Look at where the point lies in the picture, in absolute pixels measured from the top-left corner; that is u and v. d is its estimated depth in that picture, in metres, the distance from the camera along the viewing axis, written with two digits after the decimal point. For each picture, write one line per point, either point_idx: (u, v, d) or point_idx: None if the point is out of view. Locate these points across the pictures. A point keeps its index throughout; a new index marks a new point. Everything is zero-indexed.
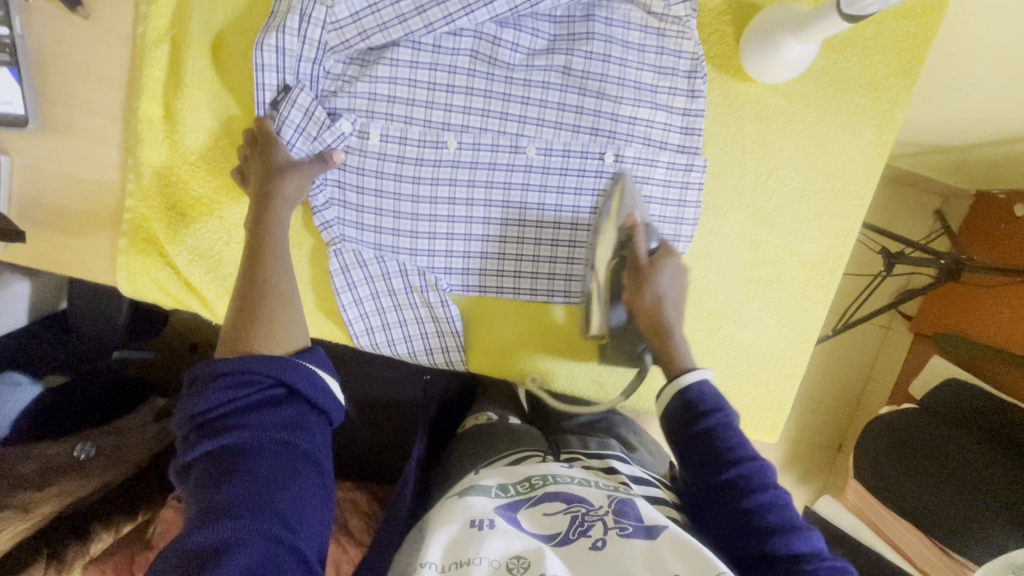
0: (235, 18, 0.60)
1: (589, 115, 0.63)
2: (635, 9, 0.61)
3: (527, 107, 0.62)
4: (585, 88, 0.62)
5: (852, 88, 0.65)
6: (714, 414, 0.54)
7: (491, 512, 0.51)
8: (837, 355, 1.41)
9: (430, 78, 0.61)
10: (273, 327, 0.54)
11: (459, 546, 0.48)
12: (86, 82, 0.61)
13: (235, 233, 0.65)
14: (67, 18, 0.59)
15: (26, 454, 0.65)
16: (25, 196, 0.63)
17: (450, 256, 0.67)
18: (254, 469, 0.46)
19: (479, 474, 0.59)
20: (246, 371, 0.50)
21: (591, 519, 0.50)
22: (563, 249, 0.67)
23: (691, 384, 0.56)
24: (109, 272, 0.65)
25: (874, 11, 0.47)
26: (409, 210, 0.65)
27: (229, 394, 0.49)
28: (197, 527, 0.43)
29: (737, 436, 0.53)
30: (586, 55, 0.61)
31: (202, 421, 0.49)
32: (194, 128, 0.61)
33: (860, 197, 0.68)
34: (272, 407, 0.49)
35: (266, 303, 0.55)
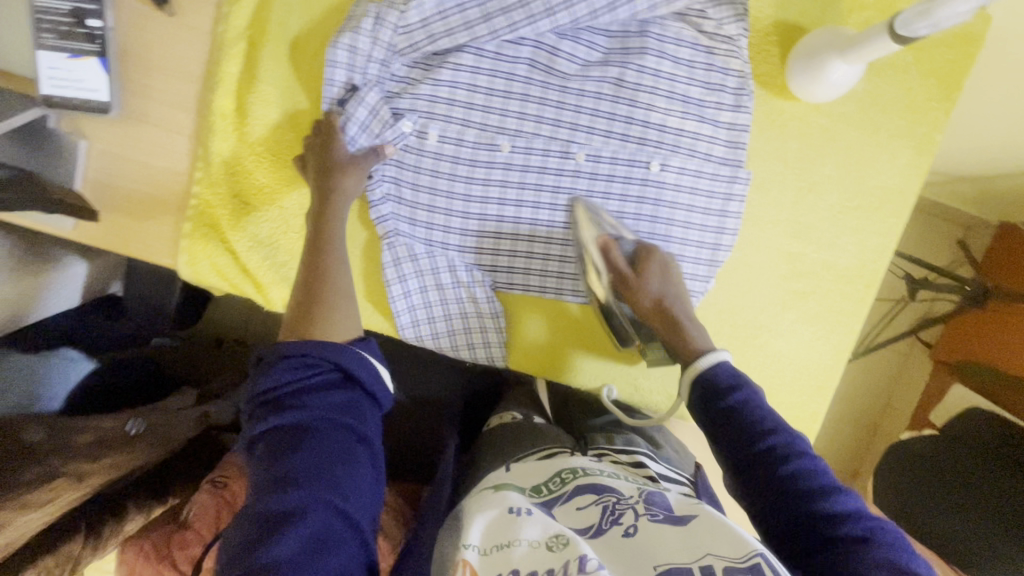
0: (308, 20, 0.64)
1: (637, 125, 0.66)
2: (687, 28, 0.64)
3: (579, 116, 0.66)
4: (636, 100, 0.65)
5: (893, 111, 0.67)
6: (737, 391, 0.52)
7: (527, 503, 0.53)
8: (857, 378, 1.42)
9: (489, 84, 0.64)
10: (331, 315, 0.57)
11: (498, 531, 0.49)
12: (165, 74, 0.64)
13: (295, 223, 0.68)
14: (152, 14, 0.63)
15: (86, 426, 0.67)
16: (98, 179, 0.66)
17: (497, 254, 0.70)
18: (313, 449, 0.47)
19: (510, 472, 0.61)
20: (307, 355, 0.52)
21: (621, 508, 0.51)
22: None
23: (707, 367, 0.55)
24: (171, 255, 0.68)
25: (925, 34, 0.49)
26: (461, 209, 0.68)
27: (293, 376, 0.51)
28: (266, 496, 0.45)
29: (765, 407, 0.51)
30: (639, 68, 0.64)
31: (266, 399, 0.51)
32: (265, 121, 0.65)
33: (897, 216, 0.70)
34: (331, 390, 0.51)
35: (323, 292, 0.58)
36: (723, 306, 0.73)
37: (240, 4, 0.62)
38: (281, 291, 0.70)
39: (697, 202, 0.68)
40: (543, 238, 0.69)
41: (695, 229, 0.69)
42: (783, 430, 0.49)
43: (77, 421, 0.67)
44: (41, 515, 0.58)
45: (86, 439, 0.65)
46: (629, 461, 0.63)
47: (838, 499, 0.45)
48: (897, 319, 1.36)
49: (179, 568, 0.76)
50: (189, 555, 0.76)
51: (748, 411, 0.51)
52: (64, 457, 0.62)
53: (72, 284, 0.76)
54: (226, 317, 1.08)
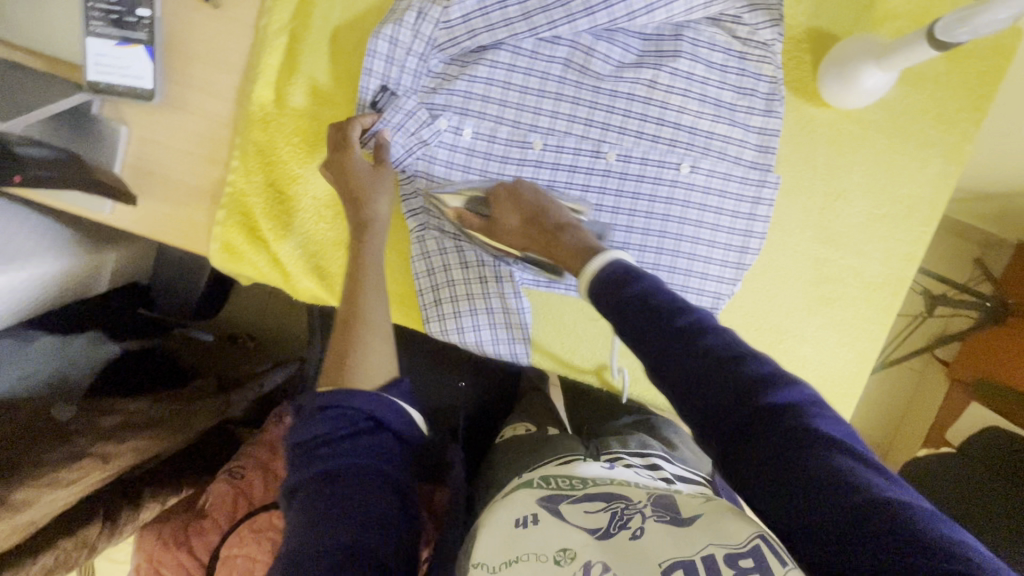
0: (350, 16, 0.65)
1: (669, 128, 0.67)
2: (721, 33, 0.65)
3: (611, 116, 0.66)
4: (668, 102, 0.66)
5: (923, 120, 0.68)
6: (636, 285, 0.48)
7: (535, 505, 0.50)
8: (871, 395, 1.40)
9: (524, 82, 0.65)
10: (365, 355, 0.60)
11: (508, 545, 0.46)
12: (207, 64, 0.66)
13: (326, 213, 0.70)
14: (198, 5, 0.64)
15: (112, 408, 0.67)
16: (136, 166, 0.67)
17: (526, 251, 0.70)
18: (340, 493, 0.51)
19: (525, 476, 0.59)
20: (338, 402, 0.57)
21: (629, 512, 0.46)
22: (632, 253, 0.70)
23: (600, 269, 0.51)
24: (202, 241, 0.69)
25: (964, 41, 0.50)
26: None
27: (325, 424, 0.55)
28: (301, 537, 0.48)
29: (666, 291, 0.46)
30: (672, 71, 0.65)
31: (304, 448, 0.55)
32: (302, 114, 0.66)
33: (925, 224, 0.70)
34: (360, 436, 0.55)
35: (356, 331, 0.61)
36: (749, 310, 0.73)
37: None
38: (309, 281, 0.71)
39: (725, 205, 0.69)
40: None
41: (722, 232, 0.70)
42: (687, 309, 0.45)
43: (104, 403, 0.67)
44: (65, 494, 0.58)
45: (113, 421, 0.66)
46: (644, 463, 0.62)
47: (760, 363, 0.40)
48: (914, 335, 1.35)
49: (195, 555, 0.79)
50: (207, 543, 0.79)
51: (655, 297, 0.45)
52: (91, 438, 0.62)
53: (103, 271, 0.75)
54: (245, 310, 1.08)
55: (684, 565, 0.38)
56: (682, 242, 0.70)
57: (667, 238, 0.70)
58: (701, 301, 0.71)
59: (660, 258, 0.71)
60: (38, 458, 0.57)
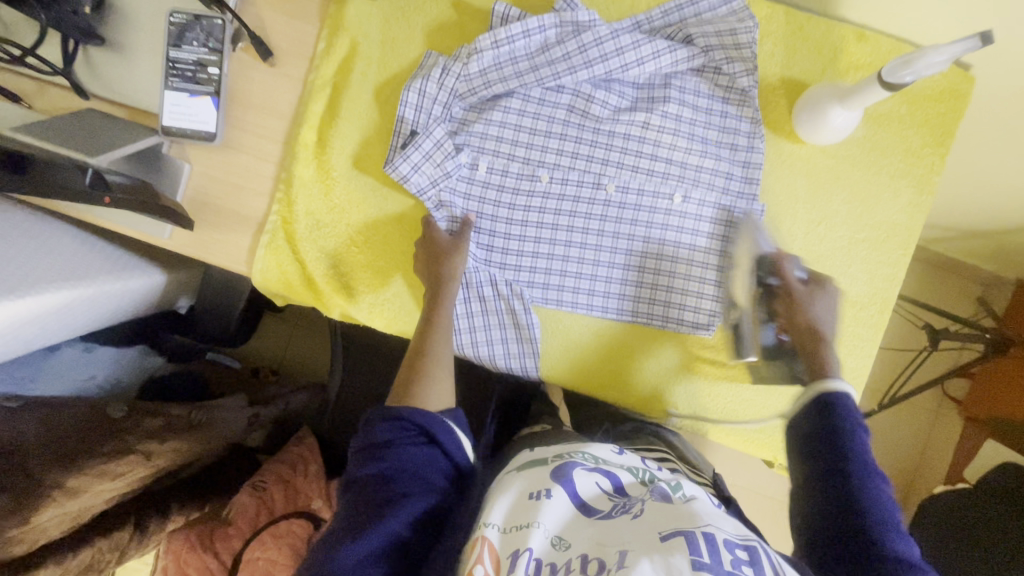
0: (384, 73, 0.76)
1: (662, 163, 0.75)
2: (704, 82, 0.74)
3: (609, 153, 0.75)
4: (660, 141, 0.74)
5: (892, 154, 0.75)
6: (848, 422, 0.57)
7: (550, 482, 0.53)
8: (888, 433, 1.38)
9: (533, 125, 0.75)
10: (429, 385, 0.65)
11: (518, 513, 0.51)
12: (262, 112, 0.77)
13: (357, 239, 0.78)
14: (258, 65, 0.76)
15: (155, 412, 0.75)
16: (195, 198, 0.77)
17: (534, 270, 0.78)
18: (388, 498, 0.55)
19: (536, 451, 0.64)
20: (400, 419, 0.60)
21: (633, 501, 0.52)
22: (631, 275, 0.77)
23: (835, 391, 0.59)
24: (246, 263, 0.77)
25: (911, 80, 0.59)
26: (503, 230, 0.77)
27: (388, 435, 0.59)
28: (350, 534, 0.53)
29: (865, 450, 0.55)
30: (662, 114, 0.74)
31: (366, 451, 0.59)
32: (340, 153, 0.76)
33: (903, 248, 0.76)
34: (415, 450, 0.58)
35: (425, 364, 0.67)
36: None
37: (330, 58, 0.75)
38: (338, 298, 0.78)
39: (717, 230, 0.76)
40: (575, 259, 0.77)
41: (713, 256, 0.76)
42: (869, 465, 0.54)
43: (150, 406, 0.75)
44: (111, 486, 0.65)
45: (157, 422, 0.73)
46: (652, 455, 0.74)
47: (897, 541, 0.49)
48: (922, 371, 1.35)
49: (220, 559, 0.83)
50: (229, 547, 0.83)
51: (848, 441, 0.55)
52: (137, 436, 0.69)
53: (153, 294, 0.84)
54: (272, 339, 1.15)
55: (684, 534, 0.45)
56: (678, 265, 0.77)
57: (664, 260, 0.77)
58: (698, 319, 0.77)
59: (659, 280, 0.77)
60: (92, 448, 0.64)
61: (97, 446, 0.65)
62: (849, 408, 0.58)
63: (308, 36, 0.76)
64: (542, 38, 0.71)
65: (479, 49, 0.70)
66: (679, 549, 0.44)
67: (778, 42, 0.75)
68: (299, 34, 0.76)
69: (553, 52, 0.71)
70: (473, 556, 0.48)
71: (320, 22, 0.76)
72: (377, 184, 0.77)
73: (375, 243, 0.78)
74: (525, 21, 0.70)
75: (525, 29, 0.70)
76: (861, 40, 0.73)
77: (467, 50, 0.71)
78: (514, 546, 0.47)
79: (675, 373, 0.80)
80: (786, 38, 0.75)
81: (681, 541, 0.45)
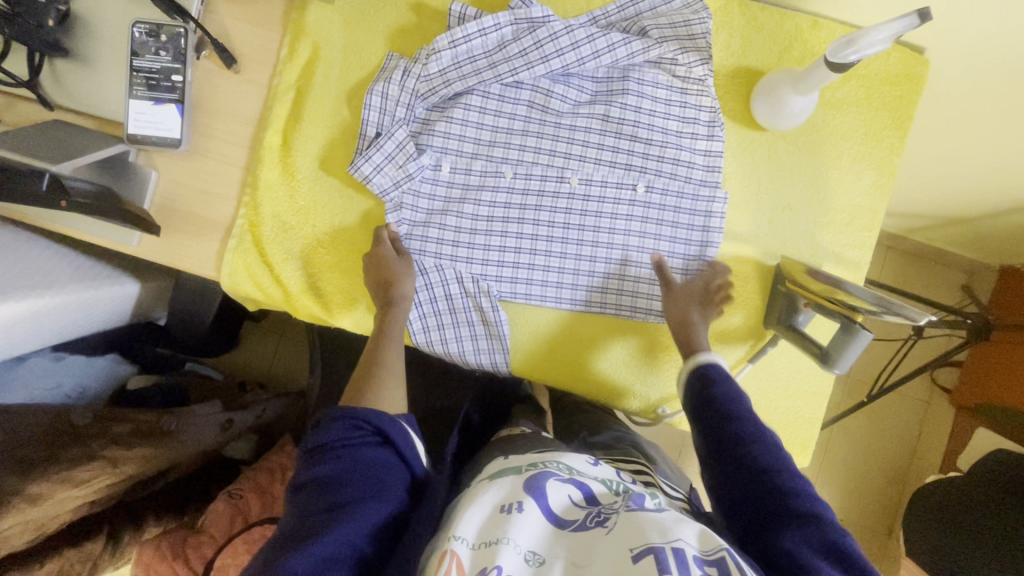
0: (345, 73, 0.77)
1: (624, 154, 0.75)
2: (662, 74, 0.74)
3: (571, 146, 0.76)
4: (622, 133, 0.75)
5: (851, 138, 0.76)
6: (719, 387, 0.64)
7: (522, 494, 0.54)
8: (882, 427, 1.35)
9: (495, 122, 0.76)
10: (380, 393, 0.65)
11: (490, 527, 0.50)
12: (227, 118, 0.78)
13: (325, 240, 0.78)
14: (223, 72, 0.77)
15: (123, 417, 0.74)
16: (163, 204, 0.77)
17: (500, 265, 0.78)
18: (341, 496, 0.54)
19: (509, 459, 0.64)
20: (355, 419, 0.61)
21: (607, 512, 0.53)
22: (598, 266, 0.78)
23: (703, 363, 0.67)
24: (215, 268, 0.78)
25: (855, 60, 0.60)
26: (469, 226, 0.77)
27: (342, 434, 0.59)
28: (301, 536, 0.51)
29: (740, 404, 0.62)
30: (622, 105, 0.75)
31: (317, 452, 0.59)
32: (303, 155, 0.77)
33: (868, 229, 0.77)
34: (369, 450, 0.59)
35: (378, 373, 0.67)
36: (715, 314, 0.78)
37: (293, 62, 0.77)
38: (307, 299, 0.78)
39: (679, 219, 0.76)
40: (541, 252, 0.78)
41: (676, 244, 0.77)
42: (753, 423, 0.60)
43: (118, 412, 0.74)
44: (76, 494, 0.65)
45: (124, 428, 0.73)
46: (630, 468, 0.73)
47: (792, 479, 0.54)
48: (910, 359, 1.34)
49: (192, 569, 0.78)
50: (201, 555, 0.79)
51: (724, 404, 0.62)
52: (101, 442, 0.69)
53: (127, 302, 0.84)
54: (252, 349, 1.15)
55: (654, 553, 0.46)
56: (644, 254, 0.77)
57: (630, 250, 0.77)
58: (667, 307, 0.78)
59: (625, 270, 0.78)
60: (54, 456, 0.64)
61: (63, 454, 0.65)
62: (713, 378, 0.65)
63: (271, 42, 0.77)
64: (498, 35, 0.72)
65: (436, 50, 0.71)
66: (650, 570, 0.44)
67: (733, 32, 0.76)
68: (261, 40, 0.77)
69: (510, 50, 0.72)
70: (440, 570, 0.48)
71: (283, 28, 0.77)
72: (343, 184, 0.78)
73: (342, 244, 0.78)
74: (481, 19, 0.71)
75: (481, 28, 0.71)
76: (814, 27, 0.74)
77: (426, 52, 0.72)
78: (483, 564, 0.47)
79: (646, 364, 0.79)
80: (741, 28, 0.76)
81: (651, 561, 0.45)
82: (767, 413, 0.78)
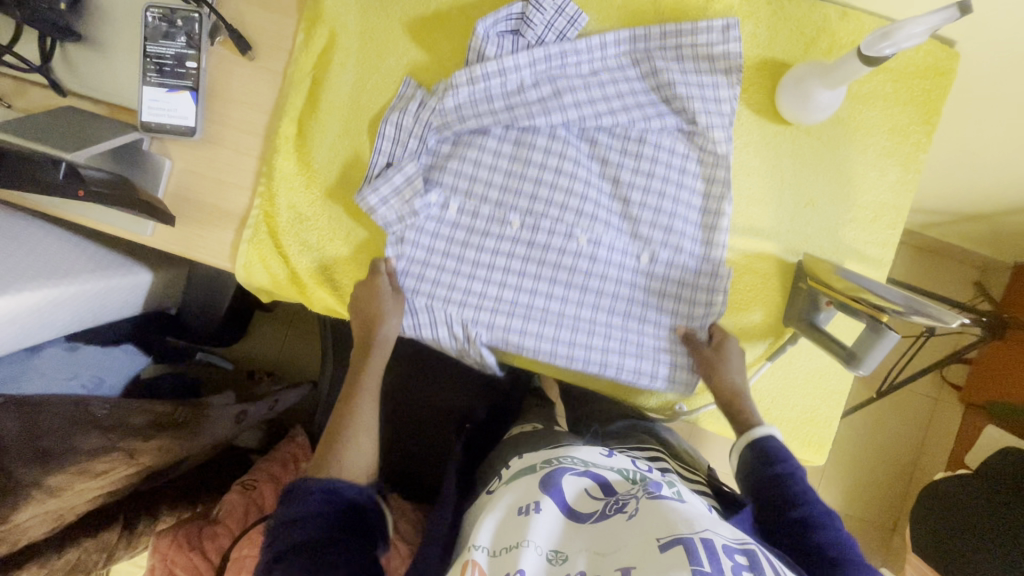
0: (362, 61, 0.76)
1: (631, 222, 0.75)
2: (680, 141, 0.74)
3: (583, 204, 0.74)
4: (632, 198, 0.75)
5: (877, 133, 0.75)
6: (781, 464, 0.62)
7: (538, 494, 0.54)
8: (890, 423, 1.35)
9: (506, 168, 0.74)
10: (350, 454, 0.65)
11: (508, 533, 0.51)
12: (242, 106, 0.76)
13: (340, 233, 0.77)
14: (238, 59, 0.76)
15: (141, 408, 0.74)
16: (176, 193, 0.76)
17: (496, 312, 0.75)
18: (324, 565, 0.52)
19: (524, 460, 0.64)
20: (330, 485, 0.59)
21: (625, 499, 0.54)
22: (597, 328, 0.76)
23: (759, 438, 0.65)
24: (229, 259, 0.77)
25: (890, 53, 0.58)
26: (469, 271, 0.75)
27: (313, 503, 0.57)
28: None
29: (803, 485, 0.60)
30: (636, 169, 0.74)
31: (286, 523, 0.56)
32: (318, 145, 0.76)
33: (891, 227, 0.76)
34: (343, 517, 0.58)
35: (349, 431, 0.66)
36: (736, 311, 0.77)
37: (308, 50, 0.75)
38: (322, 292, 0.78)
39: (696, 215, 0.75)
40: (540, 307, 0.76)
41: (667, 314, 0.76)
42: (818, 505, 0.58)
43: (135, 403, 0.74)
44: (94, 484, 0.65)
45: (142, 419, 0.72)
46: (645, 455, 0.71)
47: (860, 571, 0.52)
48: (921, 356, 1.33)
49: (207, 558, 0.79)
50: (218, 546, 0.80)
51: (786, 484, 0.60)
52: (119, 433, 0.68)
53: (140, 292, 0.84)
54: (262, 338, 1.15)
55: (682, 542, 0.45)
56: (640, 322, 0.76)
57: (650, 250, 0.75)
58: (656, 369, 0.76)
59: (624, 336, 0.76)
60: (72, 446, 0.63)
61: (81, 441, 0.64)
62: (773, 453, 0.63)
63: (287, 28, 0.76)
64: (518, 79, 0.71)
65: (454, 86, 0.70)
66: (680, 559, 0.43)
67: (759, 23, 0.74)
68: (277, 26, 0.76)
69: (529, 95, 0.72)
70: None
71: (300, 14, 0.75)
72: (357, 176, 0.77)
73: (357, 236, 0.77)
74: (501, 59, 0.70)
75: (501, 69, 0.70)
76: (843, 19, 0.73)
77: (444, 86, 0.71)
78: (504, 569, 0.48)
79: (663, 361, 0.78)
80: (767, 18, 0.74)
81: (681, 550, 0.44)
82: (784, 412, 0.77)
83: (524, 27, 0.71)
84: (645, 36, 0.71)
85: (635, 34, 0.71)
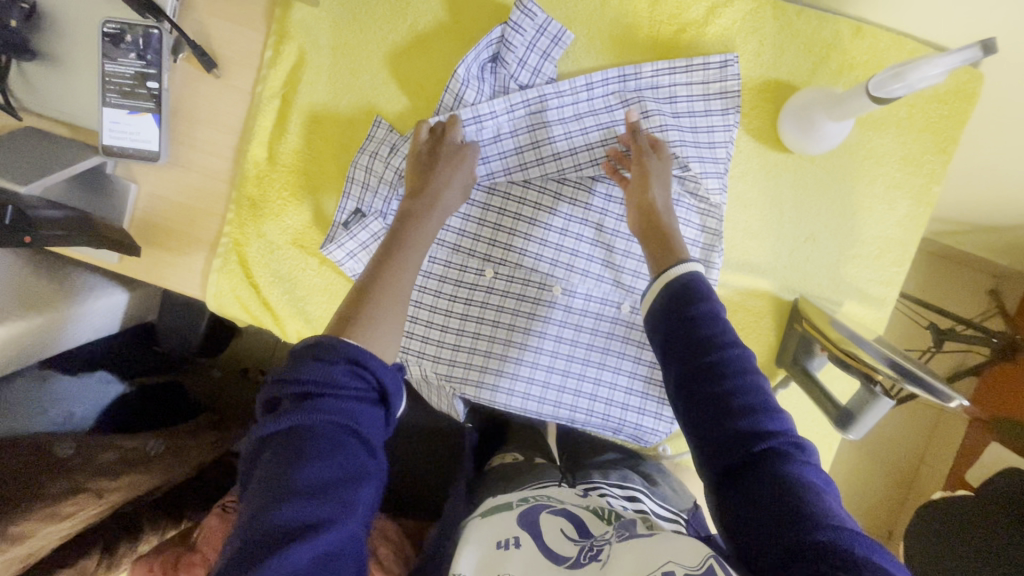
0: (335, 78, 0.71)
1: (612, 269, 0.73)
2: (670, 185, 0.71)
3: (560, 254, 0.73)
4: (613, 245, 0.72)
5: (887, 163, 0.69)
6: (702, 304, 0.53)
7: (515, 529, 0.53)
8: (891, 436, 1.32)
9: (480, 216, 0.72)
10: (379, 325, 0.50)
11: (488, 565, 0.49)
12: (209, 127, 0.72)
13: (313, 261, 0.74)
14: (203, 76, 0.71)
15: (110, 445, 0.75)
16: (143, 219, 0.73)
17: (468, 367, 0.74)
18: (324, 464, 0.41)
19: (500, 497, 0.62)
20: (357, 364, 0.46)
21: (599, 546, 0.51)
22: (572, 380, 0.74)
23: (680, 274, 0.55)
24: (201, 287, 0.74)
25: (902, 93, 0.54)
26: (441, 322, 0.73)
27: (337, 380, 0.44)
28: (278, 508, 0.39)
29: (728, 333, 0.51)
30: (617, 218, 0.72)
31: (298, 394, 0.44)
32: (288, 165, 0.72)
33: (897, 264, 0.71)
34: (365, 410, 0.45)
35: (382, 303, 0.52)
36: None
37: (277, 67, 0.70)
38: (295, 323, 0.75)
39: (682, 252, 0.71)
40: (513, 359, 0.74)
41: (646, 367, 0.74)
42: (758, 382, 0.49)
43: (102, 441, 0.75)
44: (63, 527, 0.64)
45: (110, 456, 0.73)
46: (622, 494, 0.68)
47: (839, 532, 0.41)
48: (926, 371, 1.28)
49: None
50: None
51: (704, 326, 0.51)
52: (87, 474, 0.69)
53: (116, 310, 0.82)
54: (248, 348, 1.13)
55: None
56: (615, 375, 0.74)
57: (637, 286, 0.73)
58: (637, 421, 0.75)
59: (598, 391, 0.74)
60: (36, 491, 0.64)
61: (42, 489, 0.64)
62: (694, 286, 0.54)
63: (254, 42, 0.70)
64: (495, 125, 0.68)
65: None
66: None
67: (764, 40, 0.68)
68: (243, 40, 0.70)
69: (506, 142, 0.69)
70: None
71: (267, 27, 0.70)
72: (330, 202, 0.73)
73: (331, 265, 0.74)
74: (477, 105, 0.67)
75: (476, 116, 0.67)
76: (856, 36, 0.66)
77: None
78: None
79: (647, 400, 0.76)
80: (773, 35, 0.67)
81: None
82: None
83: (504, 52, 0.66)
84: (634, 76, 0.67)
85: (625, 73, 0.67)
